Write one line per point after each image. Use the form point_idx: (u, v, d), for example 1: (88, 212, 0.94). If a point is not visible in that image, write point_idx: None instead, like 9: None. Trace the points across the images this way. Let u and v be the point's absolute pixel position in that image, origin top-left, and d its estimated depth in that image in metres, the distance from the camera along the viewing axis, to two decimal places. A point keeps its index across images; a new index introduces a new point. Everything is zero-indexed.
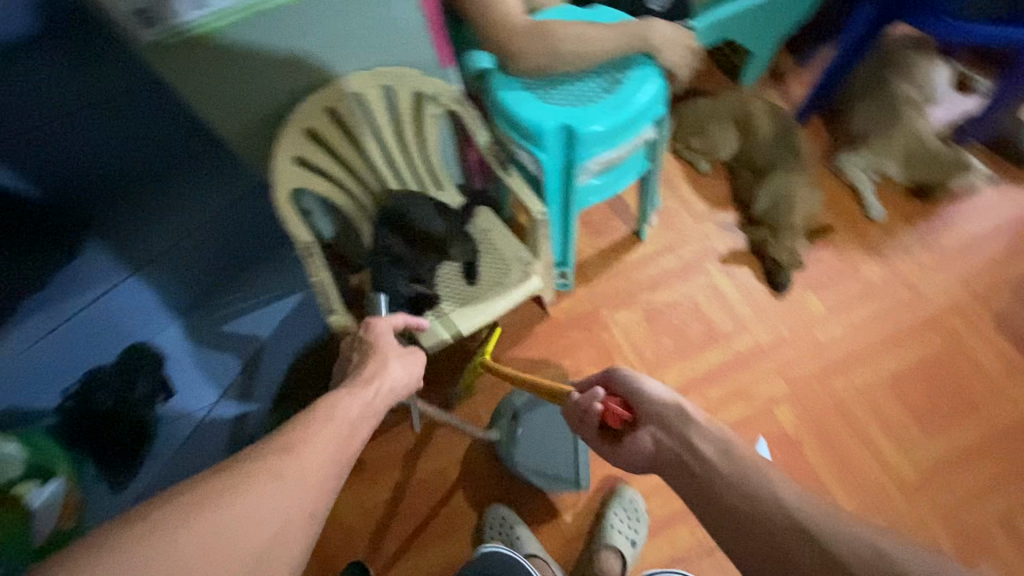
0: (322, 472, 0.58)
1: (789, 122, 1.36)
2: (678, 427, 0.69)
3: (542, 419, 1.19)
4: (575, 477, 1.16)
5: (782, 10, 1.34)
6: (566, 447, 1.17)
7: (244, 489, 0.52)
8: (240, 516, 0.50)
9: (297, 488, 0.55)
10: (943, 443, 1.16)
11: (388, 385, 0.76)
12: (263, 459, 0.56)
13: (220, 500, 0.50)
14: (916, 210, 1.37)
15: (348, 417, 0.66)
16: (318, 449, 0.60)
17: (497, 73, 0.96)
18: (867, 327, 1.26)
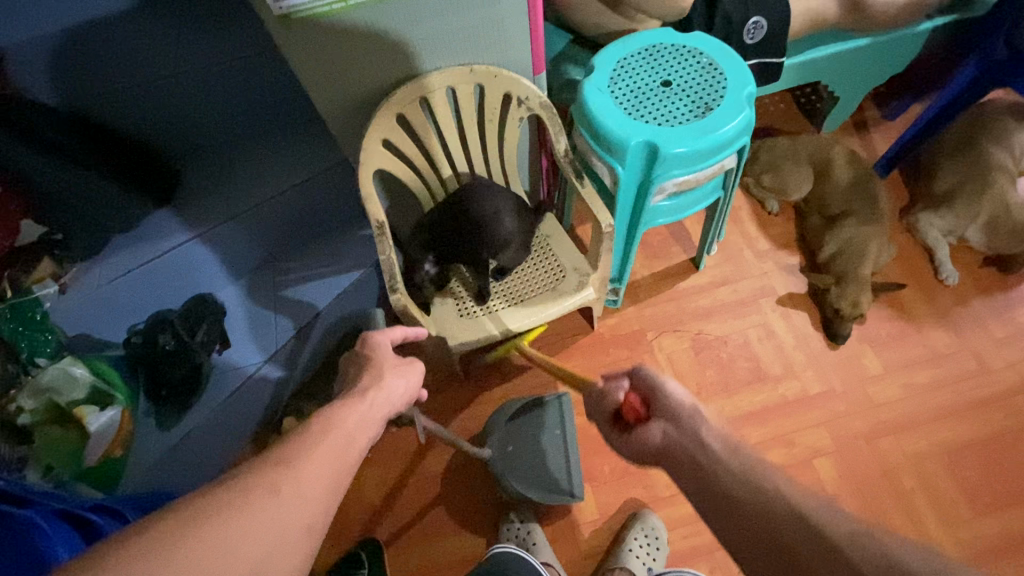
0: (322, 488, 0.55)
1: (867, 172, 1.33)
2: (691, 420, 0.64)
3: (531, 428, 1.20)
4: (570, 486, 1.16)
5: (877, 59, 1.32)
6: (556, 456, 1.18)
7: (241, 501, 0.49)
8: (236, 532, 0.47)
9: (296, 504, 0.52)
10: (994, 526, 1.09)
11: (387, 395, 0.72)
12: (258, 473, 0.52)
13: (213, 516, 0.47)
14: (993, 280, 1.31)
15: (345, 428, 0.63)
16: (316, 462, 0.56)
17: (588, 83, 0.98)
18: (924, 393, 1.21)
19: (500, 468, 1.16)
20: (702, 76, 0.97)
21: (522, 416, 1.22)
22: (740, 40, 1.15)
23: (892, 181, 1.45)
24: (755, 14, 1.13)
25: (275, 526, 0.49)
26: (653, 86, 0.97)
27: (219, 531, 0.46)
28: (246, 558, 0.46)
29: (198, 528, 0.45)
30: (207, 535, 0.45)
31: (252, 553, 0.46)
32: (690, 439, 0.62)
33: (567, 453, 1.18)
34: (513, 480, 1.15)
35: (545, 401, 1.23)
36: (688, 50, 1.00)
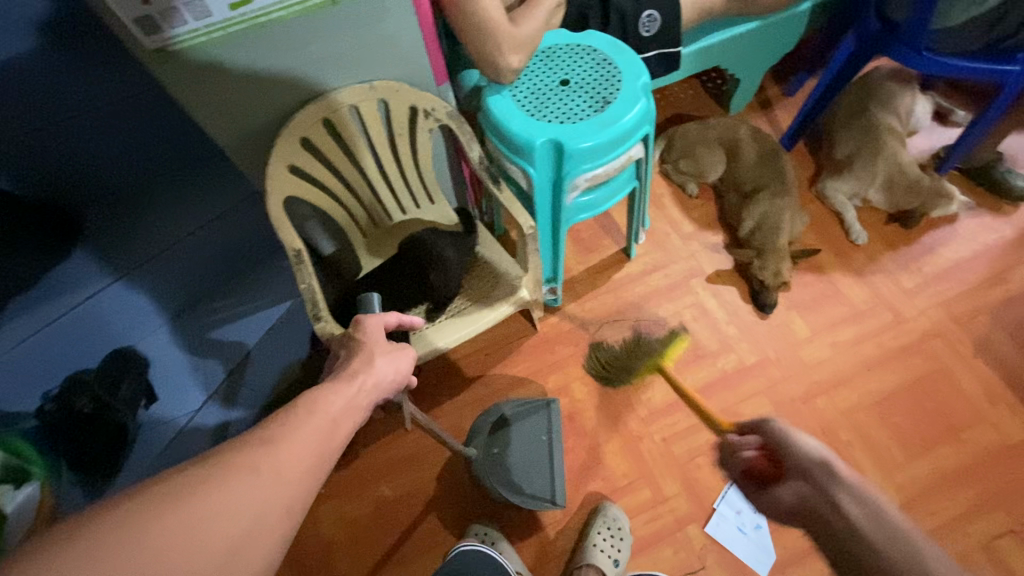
0: (303, 470, 0.54)
1: (773, 146, 1.40)
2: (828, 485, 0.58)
3: (519, 431, 1.20)
4: (551, 493, 1.15)
5: (769, 40, 1.39)
6: (540, 463, 1.17)
7: (215, 478, 0.48)
8: (209, 511, 0.46)
9: (275, 483, 0.51)
10: (925, 466, 1.15)
11: (376, 380, 0.69)
12: (237, 452, 0.51)
13: (181, 500, 0.45)
14: (898, 235, 1.39)
15: (329, 413, 0.60)
16: (299, 441, 0.56)
17: (489, 90, 1.00)
18: (850, 349, 1.28)
19: (482, 467, 1.16)
20: (598, 72, 0.99)
21: (513, 414, 1.21)
22: (636, 33, 1.19)
23: (799, 153, 1.53)
24: (648, 8, 1.17)
25: (250, 509, 0.48)
26: (553, 87, 0.99)
27: (193, 513, 0.45)
28: (222, 539, 0.46)
29: (171, 512, 0.44)
30: (175, 519, 0.44)
31: (227, 535, 0.46)
32: (827, 506, 0.57)
33: (553, 460, 1.17)
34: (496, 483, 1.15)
35: (535, 407, 1.23)
36: (582, 49, 1.02)
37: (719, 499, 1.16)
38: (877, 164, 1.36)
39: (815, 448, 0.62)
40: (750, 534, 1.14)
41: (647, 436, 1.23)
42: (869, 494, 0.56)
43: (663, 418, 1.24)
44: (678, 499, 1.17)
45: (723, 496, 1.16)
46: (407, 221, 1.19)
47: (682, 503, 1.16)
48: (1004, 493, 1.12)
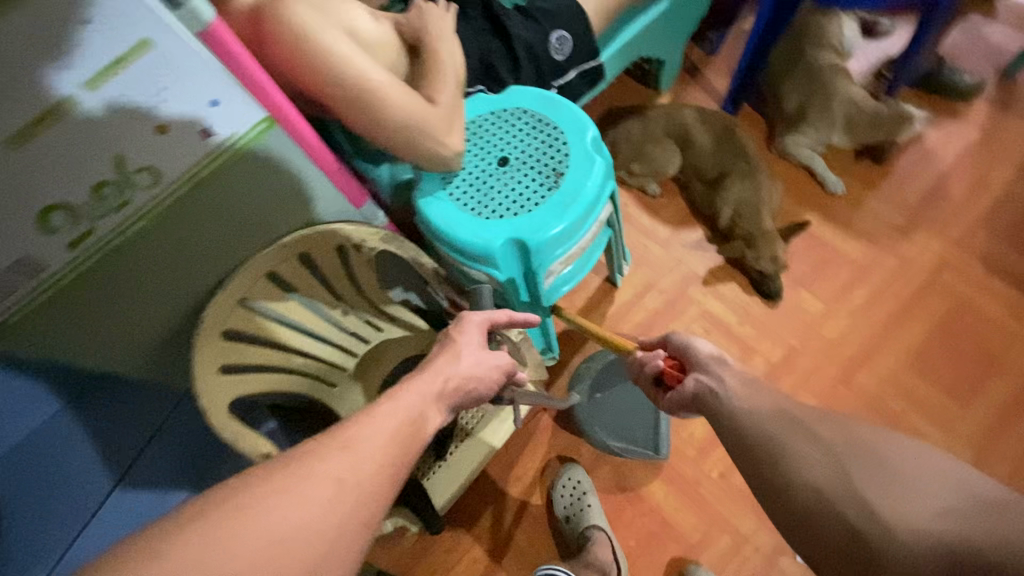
0: (381, 470, 0.51)
1: (724, 124, 1.29)
2: (717, 372, 0.68)
3: (621, 381, 1.17)
4: (655, 444, 1.13)
5: (683, 12, 1.26)
6: (643, 416, 1.14)
7: (278, 487, 0.46)
8: (267, 525, 0.44)
9: (354, 485, 0.48)
10: (981, 409, 1.11)
11: (460, 381, 0.64)
12: (310, 458, 0.49)
13: (258, 510, 0.44)
14: (873, 170, 1.32)
15: (413, 414, 0.57)
16: (372, 439, 0.52)
17: (417, 199, 0.82)
18: (868, 308, 1.21)
19: (583, 414, 1.17)
20: (537, 138, 0.82)
21: (613, 363, 1.19)
22: (549, 59, 1.03)
23: (746, 114, 1.43)
24: (558, 27, 1.02)
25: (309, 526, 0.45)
26: (491, 171, 0.81)
27: (264, 522, 0.44)
28: (297, 558, 0.44)
29: (249, 521, 0.43)
30: (255, 527, 0.43)
31: (299, 555, 0.44)
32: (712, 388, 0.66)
33: (655, 415, 1.13)
34: (597, 431, 1.16)
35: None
36: (509, 112, 0.84)
37: None
38: (832, 108, 1.27)
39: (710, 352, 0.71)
40: None
41: (704, 477, 1.14)
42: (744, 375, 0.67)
43: (710, 450, 1.16)
44: (759, 533, 1.09)
45: None
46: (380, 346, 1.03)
47: (763, 535, 1.09)
48: None
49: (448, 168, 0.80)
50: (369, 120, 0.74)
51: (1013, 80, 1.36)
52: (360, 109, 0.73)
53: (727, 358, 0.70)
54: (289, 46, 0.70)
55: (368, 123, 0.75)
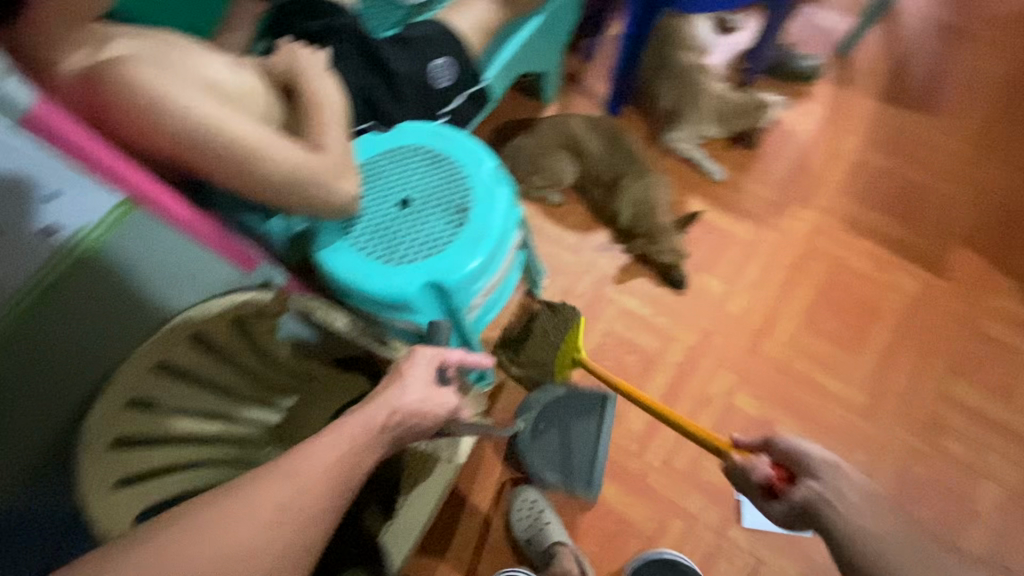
0: (323, 490, 0.55)
1: (611, 127, 1.34)
2: (836, 483, 0.66)
3: (569, 413, 1.18)
4: (587, 483, 1.15)
5: (556, 25, 1.27)
6: (585, 452, 1.16)
7: (228, 509, 0.51)
8: (215, 543, 0.49)
9: (295, 507, 0.53)
10: (868, 355, 1.24)
11: (405, 416, 0.63)
12: (260, 482, 0.53)
13: (205, 531, 0.50)
14: (745, 155, 1.44)
15: (355, 442, 0.59)
16: (317, 461, 0.55)
17: (319, 256, 0.77)
18: (762, 281, 1.32)
19: (525, 446, 1.16)
20: (437, 175, 0.79)
21: (564, 397, 1.19)
22: (433, 87, 1.01)
23: (628, 115, 1.50)
24: (436, 56, 1.01)
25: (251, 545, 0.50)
26: (394, 215, 0.77)
27: (210, 543, 0.49)
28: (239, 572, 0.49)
29: (198, 541, 0.49)
30: (202, 544, 0.49)
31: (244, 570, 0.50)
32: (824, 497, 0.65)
33: (597, 451, 1.16)
34: (534, 464, 1.15)
35: (587, 397, 1.19)
36: (402, 150, 0.81)
37: (739, 491, 1.15)
38: (701, 104, 1.37)
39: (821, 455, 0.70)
40: None
41: (649, 468, 1.18)
42: (861, 484, 0.66)
43: (650, 441, 1.20)
44: (706, 511, 1.15)
45: (739, 483, 1.16)
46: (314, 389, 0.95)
47: (710, 513, 1.15)
48: (932, 342, 1.24)
49: (347, 215, 0.76)
50: (238, 177, 0.68)
51: (846, 60, 1.54)
52: (226, 167, 0.67)
53: (846, 467, 0.68)
54: (139, 109, 0.64)
55: (235, 180, 0.68)
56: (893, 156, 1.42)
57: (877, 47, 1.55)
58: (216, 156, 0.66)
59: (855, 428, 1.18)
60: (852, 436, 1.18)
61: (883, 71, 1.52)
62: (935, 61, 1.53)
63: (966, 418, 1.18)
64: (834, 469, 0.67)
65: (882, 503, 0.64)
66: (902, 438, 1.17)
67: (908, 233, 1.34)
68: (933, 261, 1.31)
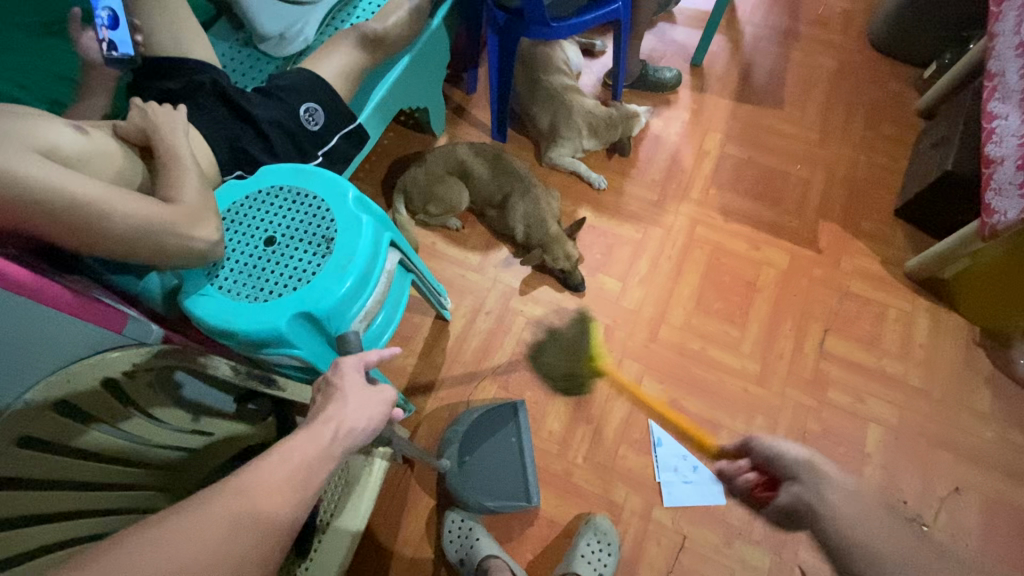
0: (279, 507, 0.56)
1: (494, 151, 1.42)
2: (819, 488, 0.64)
3: (489, 437, 1.23)
4: (525, 495, 1.18)
5: (427, 63, 1.36)
6: (514, 467, 1.20)
7: (179, 529, 0.50)
8: (168, 559, 0.48)
9: (252, 522, 0.53)
10: (754, 327, 1.35)
11: (351, 425, 0.66)
12: (214, 500, 0.53)
13: (155, 548, 0.48)
14: (623, 161, 1.57)
15: (307, 460, 0.60)
16: (270, 474, 0.57)
17: (187, 303, 0.79)
18: (653, 273, 1.42)
19: (455, 479, 1.18)
20: (299, 212, 0.83)
21: (477, 420, 1.24)
22: (305, 132, 1.04)
23: (513, 139, 1.60)
24: (303, 101, 1.04)
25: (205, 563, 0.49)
26: (260, 254, 0.81)
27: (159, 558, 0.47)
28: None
29: (146, 558, 0.47)
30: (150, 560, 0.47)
31: None
32: (813, 496, 0.64)
33: (525, 462, 1.20)
34: (468, 493, 1.17)
35: (505, 414, 1.25)
36: (265, 194, 0.85)
37: (658, 473, 1.21)
38: (574, 120, 1.48)
39: (798, 453, 0.69)
40: (695, 479, 1.21)
41: (572, 465, 1.22)
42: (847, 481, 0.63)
43: (570, 439, 1.25)
44: (630, 496, 1.19)
45: (658, 465, 1.22)
46: (216, 425, 0.97)
47: (634, 499, 1.19)
48: (806, 306, 1.37)
49: (210, 260, 0.78)
50: (81, 236, 0.68)
51: (700, 68, 1.72)
52: (68, 227, 0.67)
53: (822, 463, 0.67)
54: None
55: (77, 240, 0.69)
56: (752, 147, 1.58)
57: (725, 54, 1.74)
58: (56, 218, 0.66)
59: (751, 395, 1.28)
60: (750, 402, 1.27)
61: (733, 75, 1.70)
62: (775, 62, 1.73)
63: (844, 369, 1.30)
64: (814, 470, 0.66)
65: (865, 503, 0.61)
66: (793, 397, 1.28)
67: (773, 214, 1.49)
68: (798, 234, 1.46)
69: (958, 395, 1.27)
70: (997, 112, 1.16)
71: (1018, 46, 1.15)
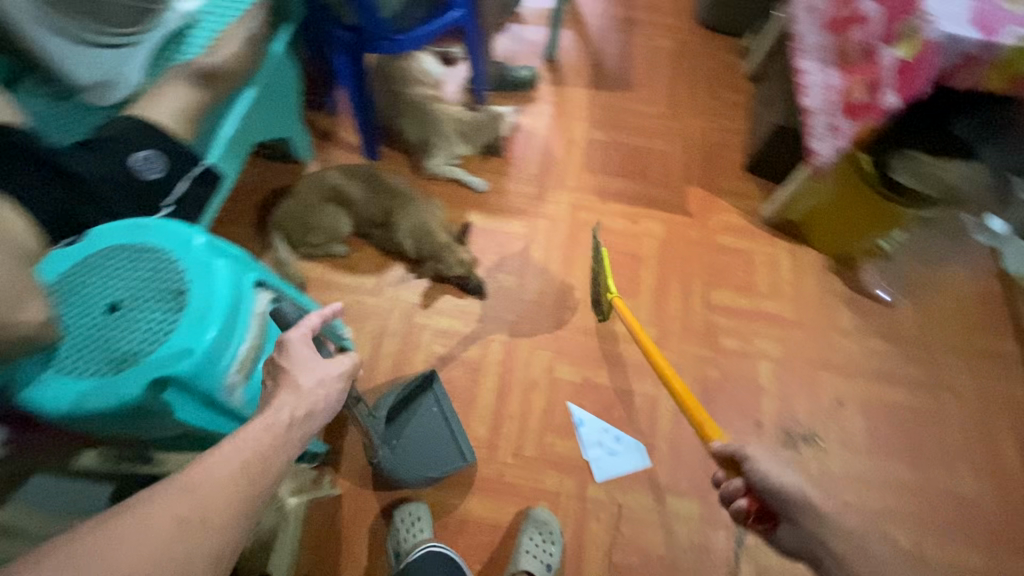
0: (230, 504, 0.56)
1: (368, 171, 1.39)
2: (815, 530, 0.74)
3: (413, 417, 1.23)
4: (460, 454, 1.19)
5: (278, 92, 1.30)
6: (443, 435, 1.22)
7: (122, 533, 0.51)
8: (113, 563, 0.49)
9: (202, 524, 0.54)
10: (646, 295, 1.44)
11: (307, 408, 0.68)
12: (159, 501, 0.54)
13: (104, 549, 0.49)
14: (500, 160, 1.60)
15: (259, 452, 0.61)
16: (215, 472, 0.57)
17: (28, 393, 0.71)
18: (547, 263, 1.46)
19: (389, 464, 1.14)
20: (143, 268, 0.76)
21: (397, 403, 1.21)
22: (143, 183, 0.95)
23: (386, 155, 1.58)
24: (137, 150, 0.95)
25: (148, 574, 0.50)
26: (104, 324, 0.73)
27: (103, 563, 0.49)
28: None
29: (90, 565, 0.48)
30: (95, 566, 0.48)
31: None
32: (815, 544, 0.74)
33: (451, 427, 1.22)
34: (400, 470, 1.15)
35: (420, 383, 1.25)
36: (102, 255, 0.77)
37: (585, 453, 1.24)
38: (443, 129, 1.49)
39: (790, 483, 0.75)
40: (619, 449, 1.26)
41: (503, 465, 1.23)
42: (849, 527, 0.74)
43: (497, 441, 1.25)
44: (564, 481, 1.22)
45: (584, 445, 1.25)
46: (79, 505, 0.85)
47: (568, 483, 1.22)
48: (687, 267, 1.48)
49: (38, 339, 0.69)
50: None
51: (555, 62, 1.80)
52: None
53: (811, 493, 0.75)
54: None
55: None
56: (614, 130, 1.68)
57: (575, 47, 1.84)
58: None
59: (655, 358, 1.35)
60: (655, 365, 1.35)
61: (585, 65, 1.80)
62: (621, 48, 1.85)
63: (729, 317, 1.42)
64: (807, 509, 0.74)
65: (861, 540, 0.73)
66: (692, 352, 1.37)
67: (644, 188, 1.59)
68: (669, 202, 1.57)
69: (825, 318, 1.43)
70: (804, 69, 1.30)
71: (808, 9, 1.32)
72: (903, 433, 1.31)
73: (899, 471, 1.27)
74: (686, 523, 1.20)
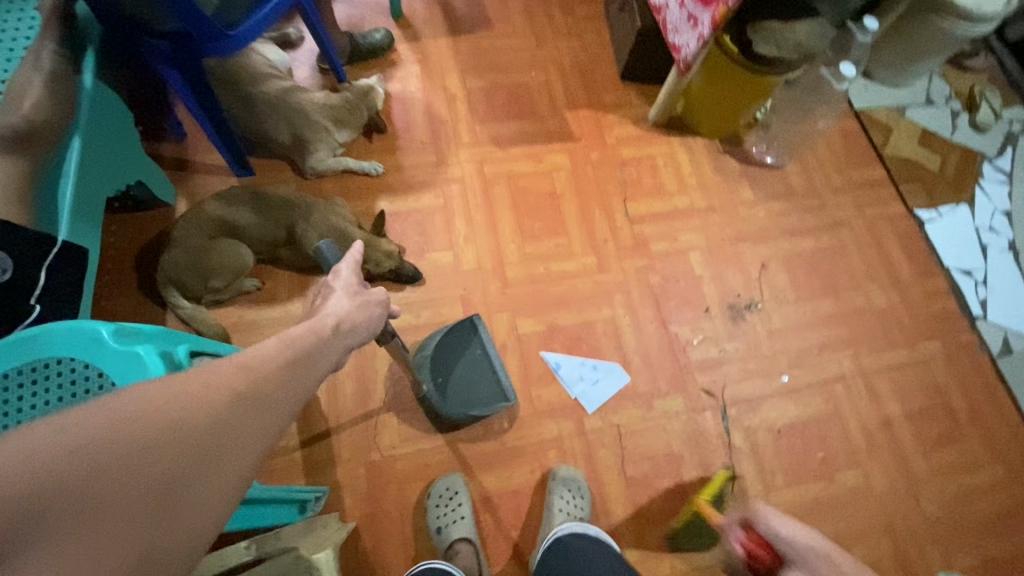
0: (280, 387, 0.54)
1: (250, 188, 1.24)
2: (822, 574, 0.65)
3: (455, 357, 1.24)
4: (502, 394, 1.22)
5: (108, 130, 1.08)
6: (485, 372, 1.24)
7: (176, 384, 0.46)
8: (160, 413, 0.44)
9: (256, 398, 0.51)
10: (574, 227, 1.46)
11: (347, 323, 0.70)
12: (218, 365, 0.50)
13: (158, 391, 0.45)
14: (386, 137, 1.50)
15: (309, 348, 0.61)
16: (269, 351, 0.56)
17: None
18: (472, 227, 1.42)
19: (438, 402, 1.18)
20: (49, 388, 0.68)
21: (442, 341, 1.25)
22: None
23: (261, 167, 1.42)
24: None
25: (219, 425, 0.47)
26: None
27: (151, 411, 0.44)
28: (185, 449, 0.44)
29: (141, 404, 0.43)
30: (143, 410, 0.43)
31: (193, 448, 0.45)
32: None
33: (491, 361, 1.24)
34: (448, 408, 1.19)
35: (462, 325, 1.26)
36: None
37: (572, 392, 1.28)
38: (316, 121, 1.35)
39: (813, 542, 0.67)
40: (600, 376, 1.31)
41: (502, 433, 1.23)
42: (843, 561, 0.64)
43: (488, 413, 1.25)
44: (562, 425, 1.26)
45: (568, 385, 1.29)
46: None
47: (566, 425, 1.26)
48: (601, 188, 1.52)
49: None
50: None
51: (403, 18, 1.67)
52: None
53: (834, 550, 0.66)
54: None
55: None
56: (488, 74, 1.63)
57: None
58: None
59: (602, 284, 1.40)
60: (604, 289, 1.40)
61: (435, 14, 1.69)
62: None
63: (653, 223, 1.49)
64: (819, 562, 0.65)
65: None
66: (632, 266, 1.43)
67: (536, 124, 1.58)
68: (564, 132, 1.58)
69: (730, 196, 1.55)
70: None
71: None
72: (818, 274, 1.49)
73: (825, 306, 1.45)
74: (676, 418, 1.30)
